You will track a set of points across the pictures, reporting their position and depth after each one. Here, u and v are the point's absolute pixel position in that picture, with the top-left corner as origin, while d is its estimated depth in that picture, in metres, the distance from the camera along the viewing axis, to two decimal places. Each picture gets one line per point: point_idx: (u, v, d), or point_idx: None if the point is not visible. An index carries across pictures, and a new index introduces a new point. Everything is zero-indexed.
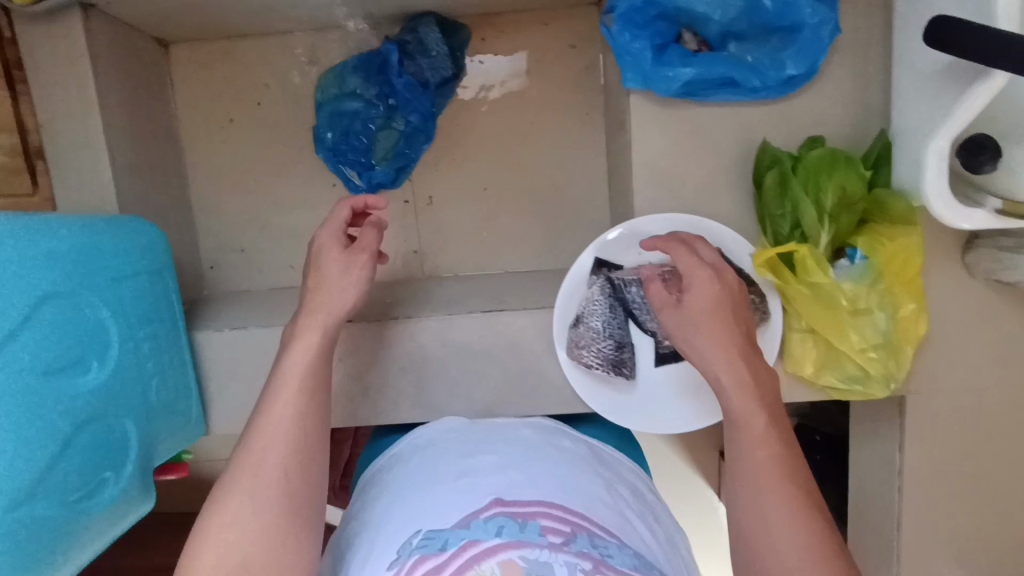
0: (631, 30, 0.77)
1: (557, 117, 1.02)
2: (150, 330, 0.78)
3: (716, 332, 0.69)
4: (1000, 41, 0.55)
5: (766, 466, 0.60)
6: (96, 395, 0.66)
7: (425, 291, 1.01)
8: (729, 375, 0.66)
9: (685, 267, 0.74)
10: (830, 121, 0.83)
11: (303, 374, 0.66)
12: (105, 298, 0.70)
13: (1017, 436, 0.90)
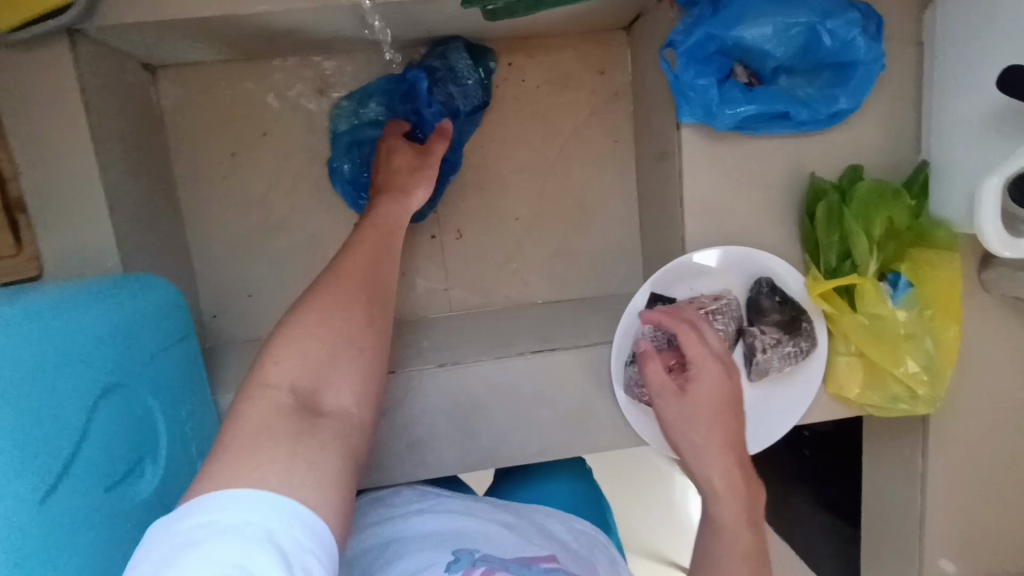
0: (695, 66, 0.76)
1: (585, 145, 1.02)
2: (186, 406, 0.71)
3: (719, 438, 0.66)
4: None
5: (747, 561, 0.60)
6: (150, 501, 0.60)
7: (460, 330, 0.97)
8: (722, 478, 0.64)
9: (693, 354, 0.70)
10: (870, 152, 0.86)
11: (364, 257, 0.65)
12: (143, 385, 0.63)
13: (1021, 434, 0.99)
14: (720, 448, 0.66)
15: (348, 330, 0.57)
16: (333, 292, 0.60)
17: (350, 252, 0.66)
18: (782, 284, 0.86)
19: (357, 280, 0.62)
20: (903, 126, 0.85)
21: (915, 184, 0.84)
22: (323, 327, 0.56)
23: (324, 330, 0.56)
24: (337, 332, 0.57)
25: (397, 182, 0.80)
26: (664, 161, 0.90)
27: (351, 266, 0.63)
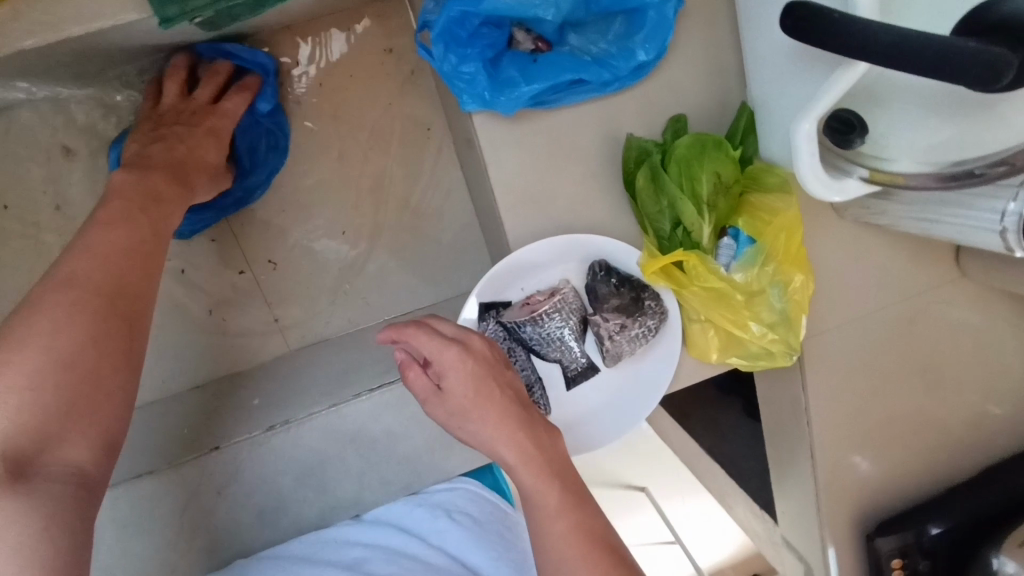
0: (457, 49, 0.65)
1: (390, 137, 0.92)
2: None
3: (488, 413, 0.60)
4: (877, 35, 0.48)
5: (567, 538, 0.56)
6: None
7: (299, 372, 0.88)
8: (509, 449, 0.59)
9: (431, 352, 0.63)
10: (692, 99, 0.76)
11: (116, 259, 0.58)
12: None
13: (897, 349, 0.97)
14: (495, 423, 0.60)
15: (87, 356, 0.52)
16: (73, 309, 0.52)
17: (85, 245, 0.57)
18: (617, 263, 0.79)
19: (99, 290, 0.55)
20: (718, 65, 0.75)
21: (739, 129, 0.75)
22: (58, 352, 0.50)
23: (62, 349, 0.50)
24: (81, 362, 0.51)
25: (189, 170, 0.72)
26: (471, 148, 0.79)
27: (89, 271, 0.56)
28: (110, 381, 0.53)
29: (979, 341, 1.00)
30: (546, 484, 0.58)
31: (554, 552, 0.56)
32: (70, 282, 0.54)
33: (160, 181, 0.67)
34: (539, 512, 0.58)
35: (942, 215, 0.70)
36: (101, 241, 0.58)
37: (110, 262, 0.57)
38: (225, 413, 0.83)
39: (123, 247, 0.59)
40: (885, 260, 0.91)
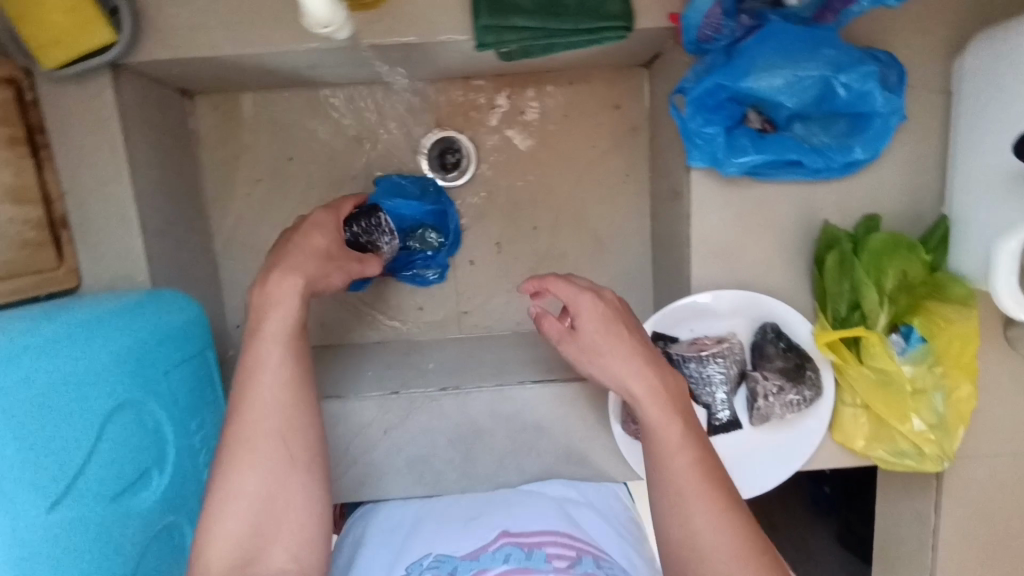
0: (703, 114, 0.76)
1: (595, 174, 1.03)
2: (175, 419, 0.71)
3: (619, 349, 0.68)
4: None
5: (689, 477, 0.61)
6: (94, 480, 0.57)
7: (468, 354, 1.00)
8: (639, 383, 0.66)
9: (567, 299, 0.71)
10: (889, 202, 0.83)
11: (273, 407, 0.62)
12: (144, 386, 0.67)
13: None
14: (628, 362, 0.67)
15: (273, 479, 0.60)
16: (254, 459, 0.60)
17: (262, 378, 0.62)
18: (788, 330, 0.85)
19: (269, 427, 0.61)
20: (924, 178, 0.82)
21: (934, 238, 0.81)
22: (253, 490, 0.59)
23: (254, 493, 0.59)
24: (272, 497, 0.60)
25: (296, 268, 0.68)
26: (675, 202, 0.90)
27: (260, 410, 0.61)
28: (293, 489, 0.61)
29: None
30: (671, 428, 0.63)
31: (674, 485, 0.61)
32: (242, 434, 0.61)
33: (286, 308, 0.65)
34: (665, 454, 0.63)
35: None
36: (273, 375, 0.63)
37: (281, 402, 0.62)
38: (403, 367, 0.97)
39: (276, 385, 0.62)
40: None
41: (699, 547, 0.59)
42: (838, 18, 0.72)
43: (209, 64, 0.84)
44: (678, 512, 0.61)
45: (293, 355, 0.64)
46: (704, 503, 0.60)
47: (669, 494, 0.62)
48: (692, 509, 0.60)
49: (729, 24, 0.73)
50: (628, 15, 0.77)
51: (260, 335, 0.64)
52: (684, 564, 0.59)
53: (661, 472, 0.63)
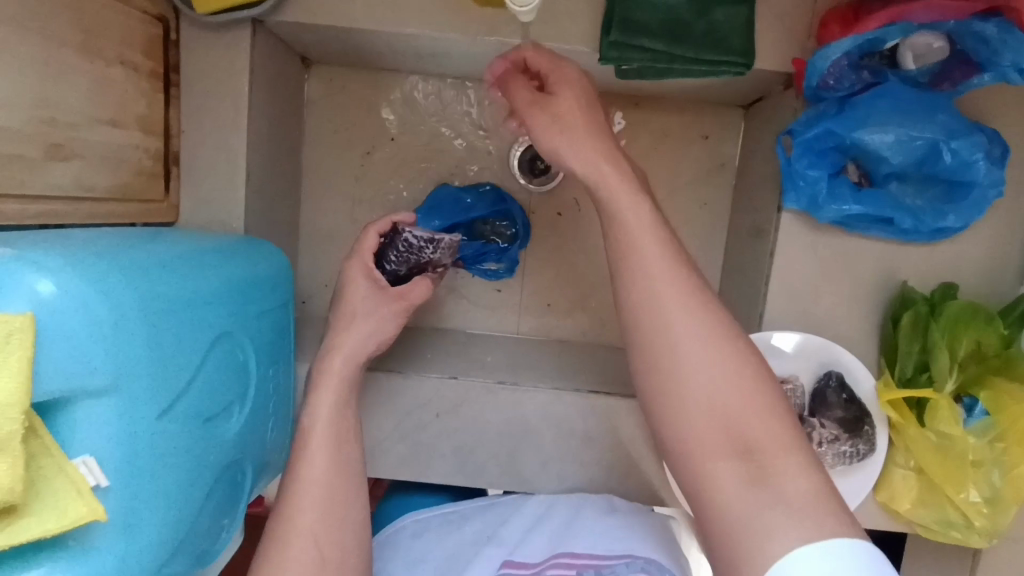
0: (809, 156, 0.78)
1: (676, 202, 1.05)
2: (260, 358, 0.72)
3: (579, 116, 0.65)
4: None
5: (663, 269, 0.58)
6: (196, 396, 0.57)
7: (525, 355, 1.01)
8: (580, 152, 0.63)
9: (545, 66, 0.70)
10: (969, 273, 0.85)
11: (337, 421, 0.66)
12: (244, 322, 0.68)
13: None
14: (600, 159, 0.62)
15: (341, 455, 0.65)
16: (322, 429, 0.66)
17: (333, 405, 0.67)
18: (852, 382, 0.85)
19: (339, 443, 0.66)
20: (1006, 256, 0.84)
21: (1012, 314, 0.82)
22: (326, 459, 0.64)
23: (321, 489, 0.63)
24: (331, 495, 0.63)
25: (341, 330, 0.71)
26: (758, 240, 0.92)
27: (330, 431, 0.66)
28: (349, 473, 0.65)
29: None
30: (628, 202, 0.60)
31: (654, 293, 0.57)
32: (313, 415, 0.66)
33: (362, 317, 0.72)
34: (630, 232, 0.59)
35: None
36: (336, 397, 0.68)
37: (342, 394, 0.68)
38: (461, 357, 0.98)
39: (336, 400, 0.67)
40: None
41: (681, 351, 0.56)
42: (954, 88, 0.76)
43: (340, 35, 0.88)
44: (651, 303, 0.57)
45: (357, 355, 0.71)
46: (677, 298, 0.57)
47: (646, 286, 0.57)
48: (668, 307, 0.56)
49: (850, 76, 0.77)
50: (751, 53, 0.80)
51: (338, 337, 0.71)
52: (662, 354, 0.56)
53: (629, 254, 0.59)
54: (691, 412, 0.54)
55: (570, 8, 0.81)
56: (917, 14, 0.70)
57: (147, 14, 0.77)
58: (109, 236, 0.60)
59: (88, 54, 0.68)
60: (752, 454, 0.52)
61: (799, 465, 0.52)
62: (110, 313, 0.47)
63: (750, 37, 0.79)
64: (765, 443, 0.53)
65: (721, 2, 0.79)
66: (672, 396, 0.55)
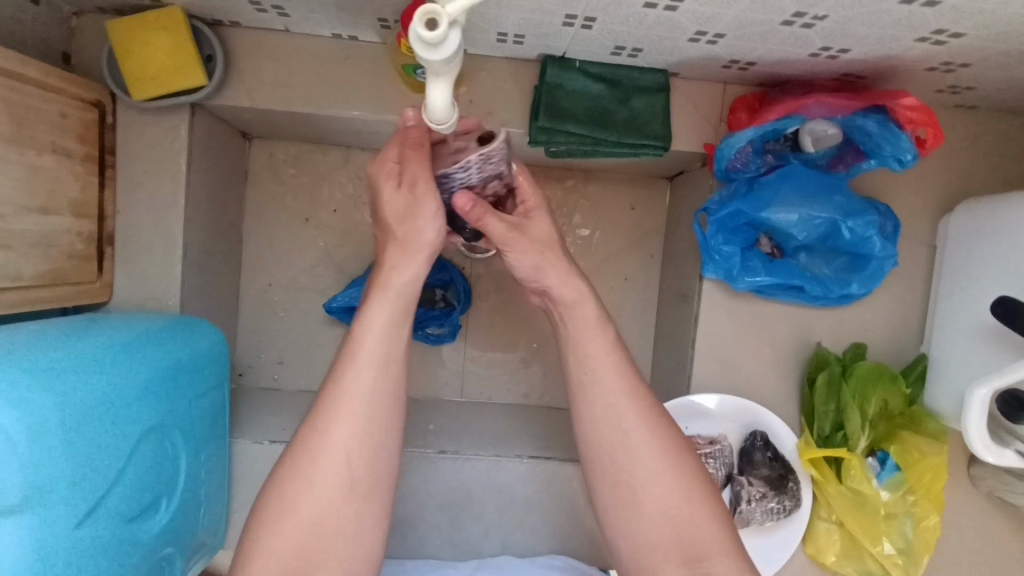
0: (723, 234, 0.85)
1: (610, 266, 1.10)
2: (191, 442, 0.72)
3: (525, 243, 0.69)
4: None
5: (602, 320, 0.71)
6: (117, 494, 0.58)
7: (468, 419, 1.03)
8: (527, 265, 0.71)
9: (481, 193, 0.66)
10: (872, 334, 0.92)
11: (385, 350, 0.64)
12: (175, 412, 0.68)
13: None
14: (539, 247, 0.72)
15: (333, 502, 0.61)
16: (321, 469, 0.61)
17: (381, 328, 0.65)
18: (775, 440, 0.90)
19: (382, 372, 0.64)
20: (905, 318, 0.92)
21: (913, 373, 0.89)
22: (310, 512, 0.60)
23: (356, 418, 0.63)
24: (372, 422, 0.63)
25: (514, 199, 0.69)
26: (685, 305, 0.97)
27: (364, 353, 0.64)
28: (360, 468, 0.62)
29: None
30: (580, 304, 0.70)
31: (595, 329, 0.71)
32: (318, 439, 0.62)
33: (383, 312, 0.65)
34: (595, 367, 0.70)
35: None
36: (385, 326, 0.65)
37: (361, 420, 0.63)
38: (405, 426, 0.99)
39: (378, 331, 0.65)
40: (1011, 549, 0.94)
41: (632, 487, 0.66)
42: (848, 170, 0.83)
43: (280, 116, 0.91)
44: (610, 427, 0.68)
45: (385, 363, 0.65)
46: (642, 427, 0.67)
47: (604, 416, 0.68)
48: (630, 428, 0.67)
49: (755, 160, 0.84)
50: (668, 137, 0.86)
51: (362, 334, 0.64)
52: (621, 472, 0.67)
53: (593, 388, 0.69)
54: (644, 522, 0.65)
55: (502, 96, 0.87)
56: (812, 108, 0.78)
57: (84, 100, 0.78)
58: (34, 333, 0.60)
59: (19, 145, 0.68)
60: (698, 560, 0.63)
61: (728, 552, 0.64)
62: (20, 428, 0.48)
63: (666, 122, 0.86)
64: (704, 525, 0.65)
65: (639, 92, 0.86)
66: (629, 507, 0.66)
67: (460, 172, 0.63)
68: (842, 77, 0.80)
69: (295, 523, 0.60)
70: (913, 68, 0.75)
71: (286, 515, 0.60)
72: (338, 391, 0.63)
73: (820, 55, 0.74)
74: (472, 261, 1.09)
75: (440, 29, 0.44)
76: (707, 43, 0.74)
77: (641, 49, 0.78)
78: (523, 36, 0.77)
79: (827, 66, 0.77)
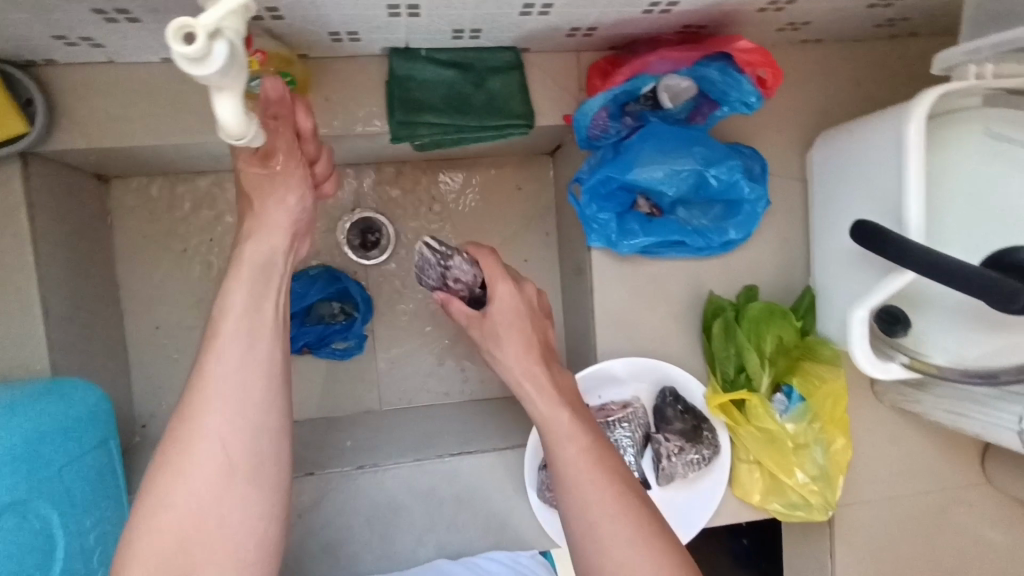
0: (598, 201, 0.85)
1: (508, 250, 1.10)
2: (67, 511, 0.70)
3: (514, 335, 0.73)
4: (933, 260, 0.65)
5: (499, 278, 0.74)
6: None
7: (389, 428, 1.01)
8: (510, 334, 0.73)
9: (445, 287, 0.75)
10: (761, 275, 0.94)
11: (251, 324, 0.63)
12: (38, 485, 0.66)
13: (929, 553, 1.00)
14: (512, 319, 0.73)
15: (208, 488, 0.59)
16: (192, 456, 0.59)
17: (242, 302, 0.63)
18: (684, 393, 0.91)
19: (253, 347, 0.63)
20: (790, 255, 0.94)
21: (802, 305, 0.92)
22: (192, 489, 0.58)
23: (228, 393, 0.61)
24: (245, 397, 0.61)
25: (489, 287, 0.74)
26: (580, 277, 0.97)
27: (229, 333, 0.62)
28: (240, 449, 0.60)
29: (1004, 564, 1.01)
30: None
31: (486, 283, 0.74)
32: (188, 427, 0.60)
33: (242, 288, 0.63)
34: (503, 345, 0.73)
35: (966, 410, 0.83)
36: (245, 299, 0.63)
37: (232, 399, 0.61)
38: (321, 447, 0.96)
39: (241, 307, 0.63)
40: (920, 455, 0.99)
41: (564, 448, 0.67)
42: (706, 120, 0.84)
43: (127, 152, 0.85)
44: (579, 510, 0.64)
45: (254, 338, 0.63)
46: (605, 498, 0.64)
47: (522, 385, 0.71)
48: (591, 497, 0.64)
49: (615, 125, 0.84)
50: (530, 114, 0.85)
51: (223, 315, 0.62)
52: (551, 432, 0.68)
53: (558, 462, 0.66)
54: (587, 498, 0.64)
55: (355, 97, 0.84)
56: (657, 65, 0.79)
57: None
58: None
59: None
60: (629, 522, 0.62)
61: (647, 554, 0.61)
62: None
63: (525, 100, 0.85)
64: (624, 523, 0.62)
65: (492, 72, 0.84)
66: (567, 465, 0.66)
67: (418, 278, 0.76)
68: (683, 30, 0.81)
69: (173, 511, 0.57)
70: (745, 12, 0.76)
71: (160, 506, 0.57)
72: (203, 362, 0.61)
73: (653, 10, 0.74)
74: (367, 268, 1.07)
75: (200, 42, 0.41)
76: (541, 14, 0.73)
77: (480, 29, 0.77)
78: (356, 32, 0.75)
79: (665, 21, 0.77)
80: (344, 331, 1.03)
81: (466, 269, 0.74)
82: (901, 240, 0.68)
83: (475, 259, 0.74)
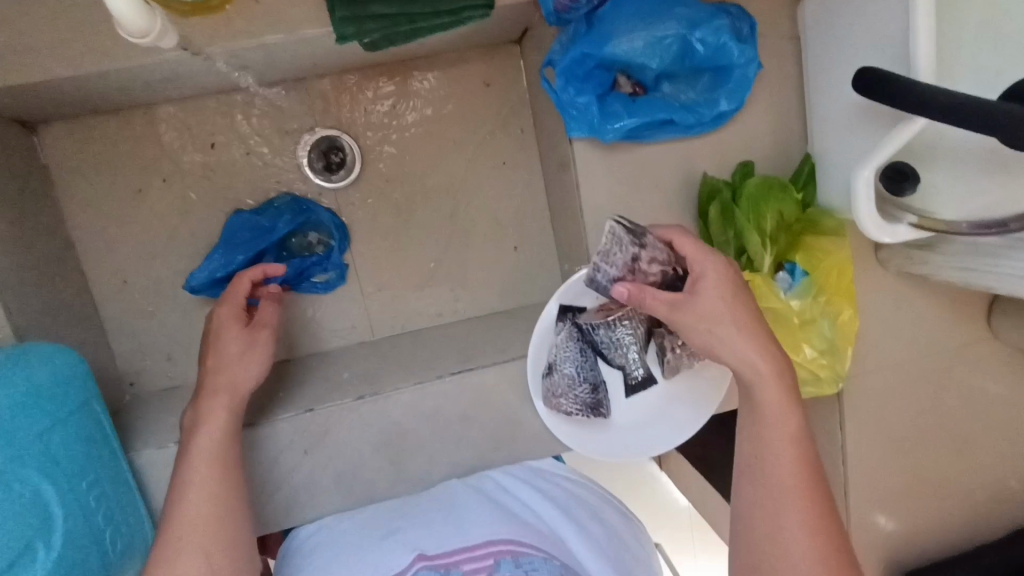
0: (575, 84, 0.78)
1: (483, 155, 1.03)
2: (59, 476, 0.67)
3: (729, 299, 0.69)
4: (949, 100, 0.58)
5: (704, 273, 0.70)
6: None
7: (384, 355, 0.98)
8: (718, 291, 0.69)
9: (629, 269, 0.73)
10: (756, 148, 0.88)
11: (219, 436, 0.71)
12: (20, 453, 0.63)
13: (937, 410, 1.00)
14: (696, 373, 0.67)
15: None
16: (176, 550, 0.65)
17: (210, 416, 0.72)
18: None
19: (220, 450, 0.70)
20: (785, 122, 0.87)
21: (802, 175, 0.87)
22: None
23: (202, 493, 0.68)
24: (218, 498, 0.68)
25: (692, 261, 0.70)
26: (564, 172, 0.90)
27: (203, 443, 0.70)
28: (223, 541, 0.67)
29: (1008, 410, 1.02)
30: None
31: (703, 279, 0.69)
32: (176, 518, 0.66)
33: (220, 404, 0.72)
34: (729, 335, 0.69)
35: (974, 264, 0.79)
36: (217, 411, 0.72)
37: (209, 490, 0.68)
38: (317, 381, 0.93)
39: (219, 420, 0.72)
40: (928, 315, 0.96)
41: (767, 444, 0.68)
42: None
43: (46, 89, 0.76)
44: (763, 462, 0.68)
45: (225, 441, 0.71)
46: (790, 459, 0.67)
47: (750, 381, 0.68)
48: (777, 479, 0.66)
49: None
50: None
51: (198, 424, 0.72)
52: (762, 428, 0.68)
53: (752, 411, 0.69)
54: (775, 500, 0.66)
55: None
56: None
57: None
58: None
59: None
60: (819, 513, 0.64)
61: (807, 522, 0.64)
62: None
63: None
64: (794, 479, 0.66)
65: None
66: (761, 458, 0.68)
67: (603, 273, 0.75)
68: None
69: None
70: None
71: None
72: (183, 485, 0.68)
73: None
74: (337, 193, 1.00)
75: None
76: None
77: None
78: None
79: None
80: (323, 261, 0.99)
81: (658, 249, 0.73)
82: (915, 85, 0.61)
83: (665, 241, 0.73)
